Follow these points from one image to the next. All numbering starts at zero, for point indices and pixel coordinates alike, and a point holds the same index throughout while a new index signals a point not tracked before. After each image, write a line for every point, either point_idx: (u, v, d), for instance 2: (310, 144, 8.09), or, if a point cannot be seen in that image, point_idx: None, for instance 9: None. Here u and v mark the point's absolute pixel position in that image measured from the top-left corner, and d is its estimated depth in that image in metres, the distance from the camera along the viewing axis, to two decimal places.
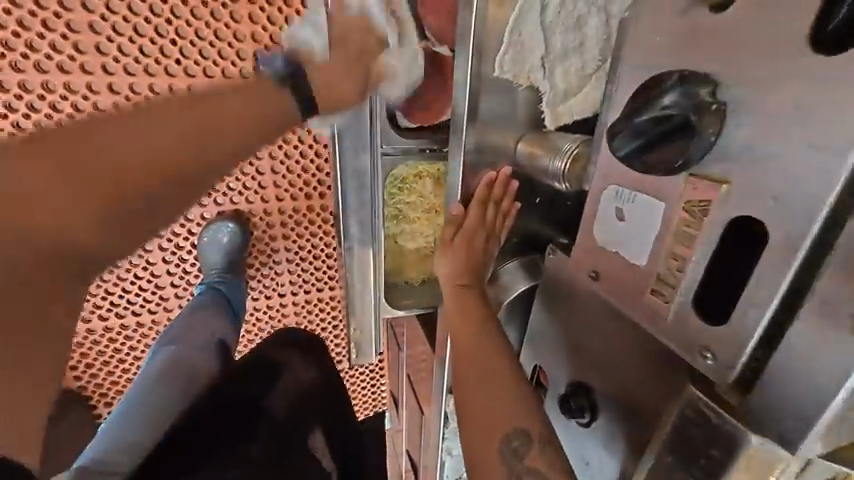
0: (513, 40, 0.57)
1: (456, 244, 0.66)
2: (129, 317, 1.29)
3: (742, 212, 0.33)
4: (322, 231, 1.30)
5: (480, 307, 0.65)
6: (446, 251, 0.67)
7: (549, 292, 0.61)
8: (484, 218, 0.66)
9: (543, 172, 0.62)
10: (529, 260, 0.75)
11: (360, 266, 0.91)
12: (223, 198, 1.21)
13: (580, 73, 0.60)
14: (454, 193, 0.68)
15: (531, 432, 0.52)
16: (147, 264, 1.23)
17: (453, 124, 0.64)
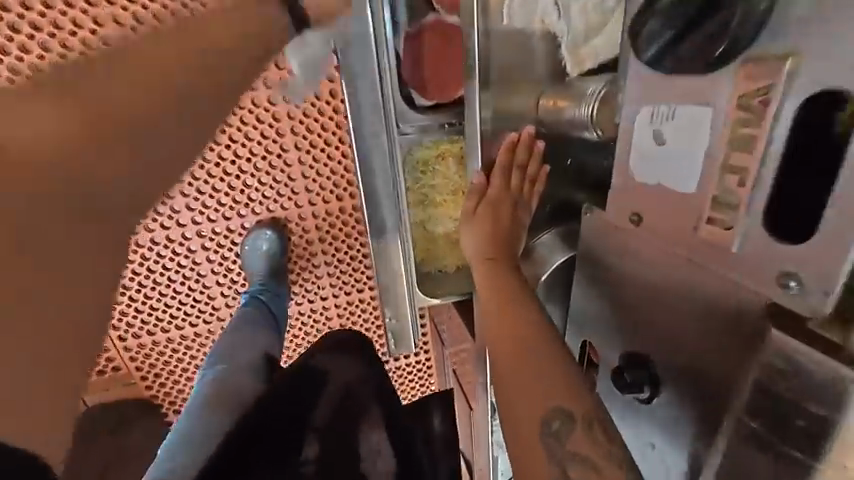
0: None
1: (480, 216, 0.61)
2: (188, 327, 1.41)
3: (819, 90, 0.31)
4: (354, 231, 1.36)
5: (510, 281, 0.59)
6: (472, 224, 0.62)
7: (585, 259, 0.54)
8: (509, 184, 0.61)
9: (569, 124, 0.56)
10: (567, 230, 0.69)
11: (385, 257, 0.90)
12: (260, 207, 1.31)
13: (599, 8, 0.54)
14: (475, 162, 0.64)
15: (572, 412, 0.48)
16: (199, 275, 1.36)
17: (467, 95, 0.61)
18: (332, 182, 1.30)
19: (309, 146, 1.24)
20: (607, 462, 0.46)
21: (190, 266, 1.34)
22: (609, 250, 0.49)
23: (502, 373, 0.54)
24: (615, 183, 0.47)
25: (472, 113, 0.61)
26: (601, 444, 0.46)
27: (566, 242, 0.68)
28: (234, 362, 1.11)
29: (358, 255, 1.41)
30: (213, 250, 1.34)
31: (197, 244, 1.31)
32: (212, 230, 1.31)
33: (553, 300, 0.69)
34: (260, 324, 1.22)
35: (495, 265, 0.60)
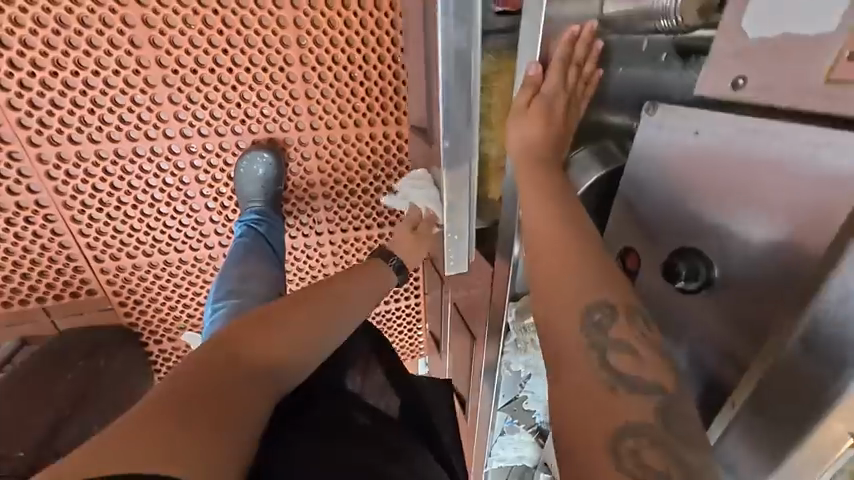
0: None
1: (531, 113, 0.58)
2: (173, 253, 1.35)
3: None
4: (355, 152, 1.35)
5: (553, 177, 0.57)
6: (517, 119, 0.60)
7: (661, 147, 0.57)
8: (564, 79, 0.58)
9: (643, 18, 0.53)
10: (600, 147, 0.68)
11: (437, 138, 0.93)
12: (272, 125, 1.24)
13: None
14: (533, 55, 0.59)
15: (616, 304, 0.47)
16: (181, 184, 1.25)
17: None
18: (346, 111, 1.28)
19: (313, 56, 1.18)
20: (647, 348, 0.46)
21: (177, 184, 1.24)
22: (690, 147, 0.53)
23: (532, 262, 0.54)
24: (719, 44, 0.47)
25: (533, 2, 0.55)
26: (641, 334, 0.47)
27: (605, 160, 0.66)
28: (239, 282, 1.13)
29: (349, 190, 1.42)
30: (202, 170, 1.25)
31: (186, 161, 1.22)
32: (202, 146, 1.21)
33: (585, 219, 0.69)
34: (259, 254, 1.22)
35: (537, 161, 0.59)
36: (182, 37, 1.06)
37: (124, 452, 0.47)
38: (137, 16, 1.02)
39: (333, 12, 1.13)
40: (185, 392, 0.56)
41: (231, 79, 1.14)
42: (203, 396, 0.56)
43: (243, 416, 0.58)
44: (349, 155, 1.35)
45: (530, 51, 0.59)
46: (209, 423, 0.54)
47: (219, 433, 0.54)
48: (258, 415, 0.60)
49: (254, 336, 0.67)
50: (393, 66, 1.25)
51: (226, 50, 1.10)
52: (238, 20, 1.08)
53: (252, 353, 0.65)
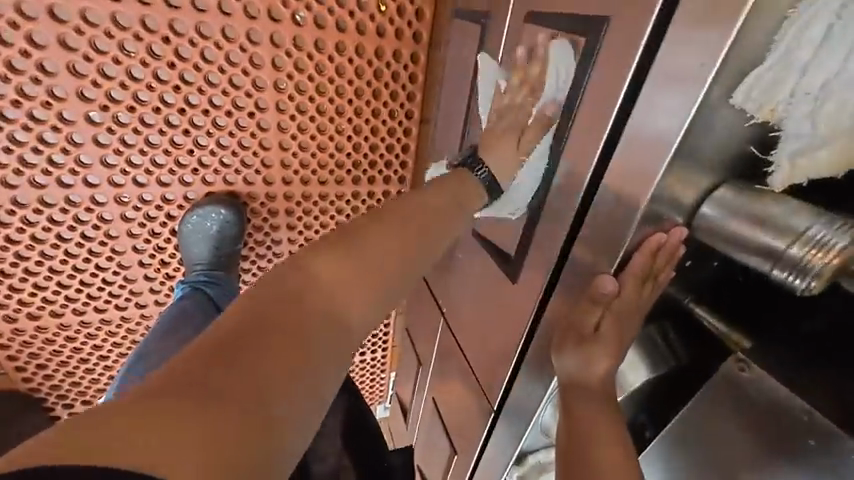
0: (802, 34, 0.33)
1: (603, 341, 0.47)
2: (92, 313, 1.10)
3: None
4: (334, 209, 1.14)
5: (606, 412, 0.46)
6: (571, 323, 0.50)
7: (768, 413, 0.41)
8: (640, 295, 0.46)
9: (750, 252, 0.42)
10: (643, 336, 0.60)
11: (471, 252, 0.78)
12: (233, 176, 1.01)
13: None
14: (609, 259, 0.47)
15: None
16: (107, 238, 0.99)
17: (630, 195, 0.43)
18: (328, 167, 1.07)
19: (294, 103, 0.95)
20: None
21: (101, 238, 0.99)
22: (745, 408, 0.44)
23: None
24: None
25: (612, 206, 0.46)
26: None
27: (655, 361, 0.58)
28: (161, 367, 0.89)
29: None
30: (136, 223, 1.00)
31: (115, 212, 0.96)
32: (139, 197, 0.96)
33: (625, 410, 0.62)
34: (193, 327, 0.97)
35: (591, 388, 0.48)
36: (116, 67, 0.80)
37: (136, 434, 0.30)
38: (51, 35, 0.74)
39: (324, 56, 0.91)
40: (231, 356, 0.36)
41: (182, 122, 0.90)
42: (254, 359, 0.37)
43: (305, 390, 0.38)
44: (326, 212, 1.14)
45: (597, 253, 0.49)
46: (266, 387, 0.36)
47: (271, 412, 0.35)
48: (323, 358, 0.41)
49: (326, 284, 0.45)
50: (389, 122, 1.06)
51: (177, 87, 0.86)
52: (198, 53, 0.83)
53: (326, 287, 0.45)
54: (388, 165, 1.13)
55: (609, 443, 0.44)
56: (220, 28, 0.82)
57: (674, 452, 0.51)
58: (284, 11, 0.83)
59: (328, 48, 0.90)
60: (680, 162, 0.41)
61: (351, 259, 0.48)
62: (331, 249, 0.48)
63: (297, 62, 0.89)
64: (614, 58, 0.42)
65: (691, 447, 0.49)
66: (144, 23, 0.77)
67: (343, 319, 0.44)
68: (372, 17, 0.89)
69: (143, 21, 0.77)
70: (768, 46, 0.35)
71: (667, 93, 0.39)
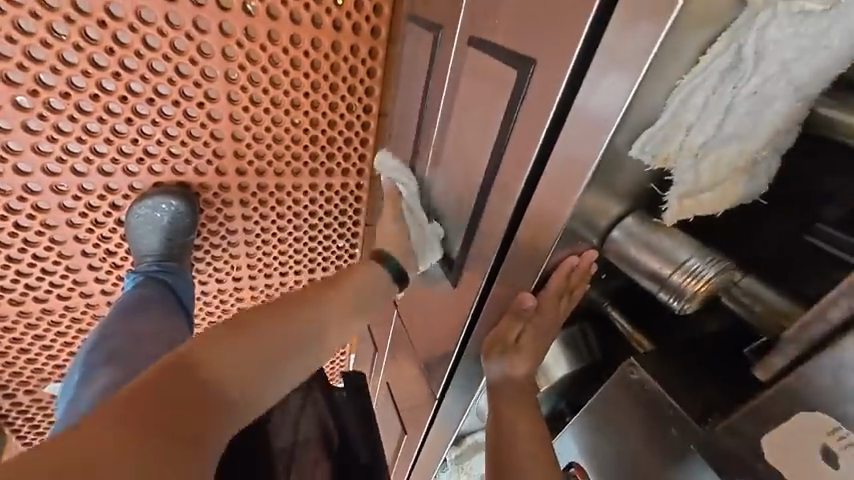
0: (687, 99, 0.38)
1: (524, 348, 0.55)
2: (31, 303, 1.06)
3: None
4: (290, 201, 1.14)
5: (524, 412, 0.53)
6: (498, 332, 0.56)
7: (647, 406, 0.50)
8: (557, 308, 0.53)
9: (641, 275, 0.49)
10: (569, 336, 0.67)
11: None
12: (182, 166, 0.98)
13: (765, 148, 0.41)
14: (531, 277, 0.54)
15: None
16: (44, 228, 0.95)
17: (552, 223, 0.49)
18: (284, 159, 1.06)
19: (246, 94, 0.93)
20: None
21: (38, 227, 0.94)
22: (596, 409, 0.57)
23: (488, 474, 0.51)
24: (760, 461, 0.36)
25: (535, 234, 0.53)
26: None
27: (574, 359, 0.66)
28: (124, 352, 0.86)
29: (276, 238, 1.21)
30: (77, 213, 0.95)
31: (52, 201, 0.92)
32: (78, 186, 0.92)
33: (546, 398, 0.71)
34: (153, 312, 0.95)
35: (515, 387, 0.56)
36: (47, 50, 0.75)
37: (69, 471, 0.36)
38: None
39: (278, 47, 0.88)
40: (145, 413, 0.41)
41: (125, 110, 0.86)
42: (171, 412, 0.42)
43: (225, 414, 0.47)
44: (282, 203, 1.14)
45: (521, 272, 0.55)
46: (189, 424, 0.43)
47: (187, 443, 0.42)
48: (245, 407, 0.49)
49: (235, 338, 0.52)
50: (346, 116, 1.05)
51: (117, 74, 0.81)
52: (139, 39, 0.79)
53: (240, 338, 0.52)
54: (346, 158, 1.13)
55: (522, 415, 0.53)
56: (163, 14, 0.78)
57: (585, 435, 0.60)
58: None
59: (282, 39, 0.88)
60: (590, 196, 0.46)
61: (257, 319, 0.55)
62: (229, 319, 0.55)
63: (249, 52, 0.87)
64: (539, 98, 0.47)
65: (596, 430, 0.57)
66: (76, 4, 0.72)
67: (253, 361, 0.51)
68: (329, 10, 0.87)
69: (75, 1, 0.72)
70: (660, 106, 0.39)
71: (579, 143, 0.44)
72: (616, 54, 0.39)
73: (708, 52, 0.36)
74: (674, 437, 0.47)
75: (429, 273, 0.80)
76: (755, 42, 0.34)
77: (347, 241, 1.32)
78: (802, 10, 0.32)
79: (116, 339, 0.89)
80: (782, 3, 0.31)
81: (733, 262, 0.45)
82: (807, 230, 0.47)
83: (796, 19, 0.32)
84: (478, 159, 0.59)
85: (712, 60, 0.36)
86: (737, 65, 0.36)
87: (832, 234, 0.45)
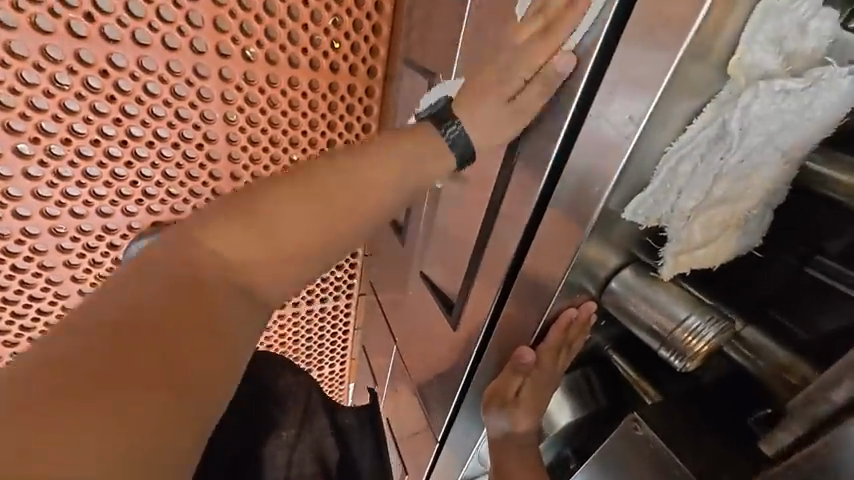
0: (676, 167, 0.39)
1: (523, 401, 0.55)
2: (26, 344, 1.05)
3: None
4: None
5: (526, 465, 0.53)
6: (498, 383, 0.56)
7: (655, 465, 0.49)
8: (555, 360, 0.53)
9: (641, 330, 0.48)
10: (572, 382, 0.66)
11: (420, 293, 0.83)
12: (182, 205, 0.99)
13: (754, 208, 0.42)
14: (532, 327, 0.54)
15: None
16: (41, 269, 0.95)
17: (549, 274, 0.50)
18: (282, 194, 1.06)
19: (246, 135, 0.94)
20: None
21: (35, 269, 0.94)
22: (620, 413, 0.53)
23: None
24: None
25: (532, 284, 0.53)
26: None
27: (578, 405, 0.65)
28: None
29: None
30: (74, 253, 0.95)
31: (49, 243, 0.92)
32: (76, 227, 0.92)
33: (551, 445, 0.69)
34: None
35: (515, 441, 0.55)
36: (49, 99, 0.76)
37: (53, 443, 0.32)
38: None
39: (277, 90, 0.90)
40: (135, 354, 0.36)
41: (124, 153, 0.87)
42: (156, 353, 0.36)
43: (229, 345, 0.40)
44: None
45: (522, 323, 0.56)
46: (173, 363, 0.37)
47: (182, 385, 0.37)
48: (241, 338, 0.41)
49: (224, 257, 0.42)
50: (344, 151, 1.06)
51: (118, 120, 0.82)
52: (140, 86, 0.80)
53: (246, 262, 0.42)
54: None
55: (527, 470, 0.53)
56: (165, 62, 0.79)
57: None
58: (233, 46, 0.81)
59: (280, 82, 0.89)
60: (584, 252, 0.47)
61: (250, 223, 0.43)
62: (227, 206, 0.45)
63: (248, 96, 0.88)
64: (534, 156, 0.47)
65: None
66: (78, 56, 0.74)
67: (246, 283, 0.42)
68: (326, 53, 0.89)
69: (77, 54, 0.74)
70: (651, 169, 0.40)
71: (575, 201, 0.44)
72: (606, 121, 0.40)
73: (694, 123, 0.37)
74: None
75: (431, 311, 0.80)
76: (740, 117, 0.35)
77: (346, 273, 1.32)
78: (784, 87, 0.34)
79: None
80: (763, 83, 0.34)
81: (732, 318, 0.45)
82: (809, 262, 0.48)
83: (778, 96, 0.34)
84: (474, 207, 0.60)
85: (698, 131, 0.37)
86: (723, 137, 0.37)
87: (836, 267, 0.46)
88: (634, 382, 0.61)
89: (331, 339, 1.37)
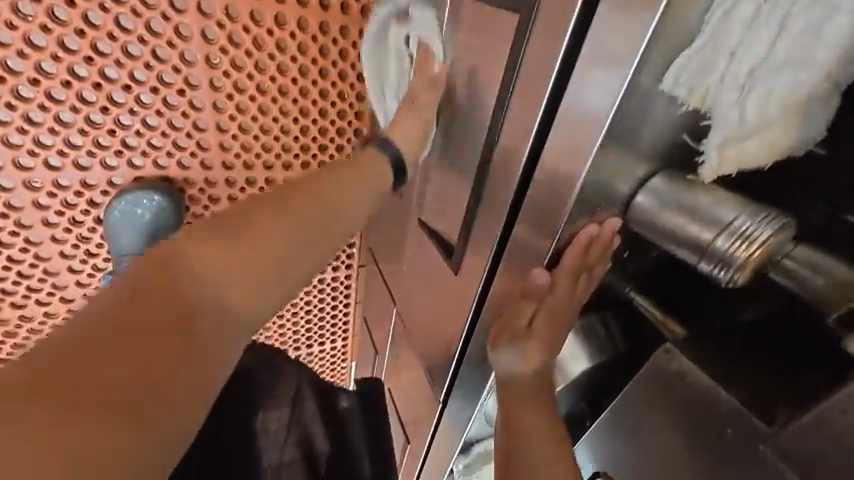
0: (732, 11, 0.33)
1: (537, 334, 0.48)
2: (9, 310, 1.00)
3: None
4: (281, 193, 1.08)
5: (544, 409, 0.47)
6: (508, 316, 0.50)
7: (688, 402, 0.42)
8: (573, 287, 0.46)
9: (675, 245, 0.41)
10: (587, 327, 0.59)
11: (415, 248, 0.75)
12: (165, 159, 0.92)
13: (832, 79, 0.34)
14: (544, 252, 0.46)
15: None
16: (19, 228, 0.89)
17: (564, 181, 0.42)
18: (274, 150, 1.00)
19: (230, 81, 0.87)
20: None
21: (12, 227, 0.89)
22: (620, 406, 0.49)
23: None
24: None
25: (543, 201, 0.44)
26: None
27: (594, 351, 0.58)
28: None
29: None
30: (53, 211, 0.89)
31: (25, 199, 0.86)
32: (53, 181, 0.86)
33: (566, 398, 0.62)
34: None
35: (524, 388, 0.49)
36: (12, 33, 0.70)
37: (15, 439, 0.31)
38: None
39: (263, 29, 0.82)
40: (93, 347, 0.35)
41: (99, 98, 0.80)
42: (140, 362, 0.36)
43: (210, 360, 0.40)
44: None
45: (529, 250, 0.48)
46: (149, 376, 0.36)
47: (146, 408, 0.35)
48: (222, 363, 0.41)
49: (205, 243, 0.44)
50: (337, 103, 0.99)
51: (90, 59, 0.76)
52: (112, 21, 0.73)
53: (211, 255, 0.43)
54: (338, 149, 1.06)
55: (540, 414, 0.47)
56: None
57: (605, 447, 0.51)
58: None
59: (266, 21, 0.82)
60: (609, 150, 0.39)
61: (243, 231, 0.46)
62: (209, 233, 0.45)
63: (231, 35, 0.81)
64: (546, 34, 0.39)
65: (617, 438, 0.49)
66: None
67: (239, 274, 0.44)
68: None
69: None
70: (698, 25, 0.34)
71: (597, 81, 0.37)
72: None
73: None
74: (730, 438, 0.39)
75: (429, 266, 0.72)
76: None
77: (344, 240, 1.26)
78: None
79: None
80: None
81: (789, 219, 0.38)
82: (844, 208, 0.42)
83: None
84: (474, 129, 0.52)
85: None
86: None
87: None
88: (661, 323, 0.56)
89: (331, 313, 1.31)
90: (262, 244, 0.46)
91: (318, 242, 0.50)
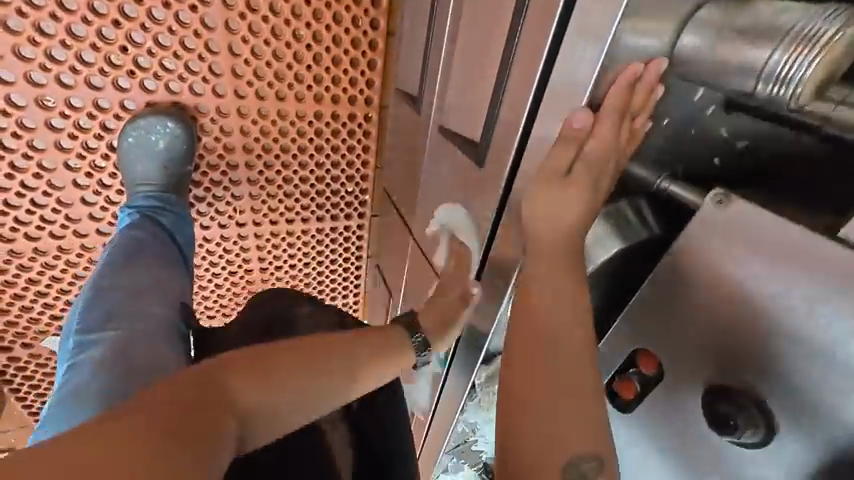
0: None
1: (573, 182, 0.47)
2: (23, 242, 0.98)
3: None
4: (294, 129, 1.06)
5: (560, 265, 0.50)
6: (546, 169, 0.49)
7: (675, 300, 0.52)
8: (617, 133, 0.46)
9: (733, 70, 0.40)
10: (617, 212, 0.57)
11: (438, 154, 0.77)
12: (177, 83, 0.91)
13: None
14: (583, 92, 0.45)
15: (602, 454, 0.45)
16: (31, 151, 0.87)
17: (604, 13, 0.41)
18: (286, 80, 0.98)
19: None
20: None
21: (25, 149, 0.87)
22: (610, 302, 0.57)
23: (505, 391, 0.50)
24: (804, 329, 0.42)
25: (582, 42, 0.44)
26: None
27: (621, 236, 0.56)
28: (125, 317, 0.82)
29: (279, 176, 1.14)
30: (66, 135, 0.88)
31: (36, 118, 0.84)
32: (66, 101, 0.84)
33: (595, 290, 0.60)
34: (153, 259, 0.92)
35: (549, 248, 0.50)
36: None
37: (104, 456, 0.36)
38: None
39: None
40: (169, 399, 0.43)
41: (111, 10, 0.78)
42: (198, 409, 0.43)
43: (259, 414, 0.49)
44: (288, 132, 1.07)
45: (567, 100, 0.47)
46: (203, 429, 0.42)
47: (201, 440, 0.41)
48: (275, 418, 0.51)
49: (251, 388, 0.49)
50: (352, 31, 0.97)
51: None
52: None
53: (252, 392, 0.49)
54: (352, 83, 1.05)
55: (557, 270, 0.49)
56: None
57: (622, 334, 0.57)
58: None
59: None
60: None
61: (281, 383, 0.51)
62: (252, 362, 0.51)
63: None
64: None
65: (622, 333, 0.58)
66: None
67: (294, 381, 0.53)
68: None
69: None
70: None
71: None
72: None
73: None
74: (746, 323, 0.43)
75: (453, 170, 0.72)
76: None
77: (356, 185, 1.24)
78: None
79: (117, 291, 0.86)
80: None
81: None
82: None
83: None
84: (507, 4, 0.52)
85: None
86: None
87: None
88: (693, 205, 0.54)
89: (343, 256, 1.40)
90: (307, 367, 0.55)
91: (340, 359, 0.58)
